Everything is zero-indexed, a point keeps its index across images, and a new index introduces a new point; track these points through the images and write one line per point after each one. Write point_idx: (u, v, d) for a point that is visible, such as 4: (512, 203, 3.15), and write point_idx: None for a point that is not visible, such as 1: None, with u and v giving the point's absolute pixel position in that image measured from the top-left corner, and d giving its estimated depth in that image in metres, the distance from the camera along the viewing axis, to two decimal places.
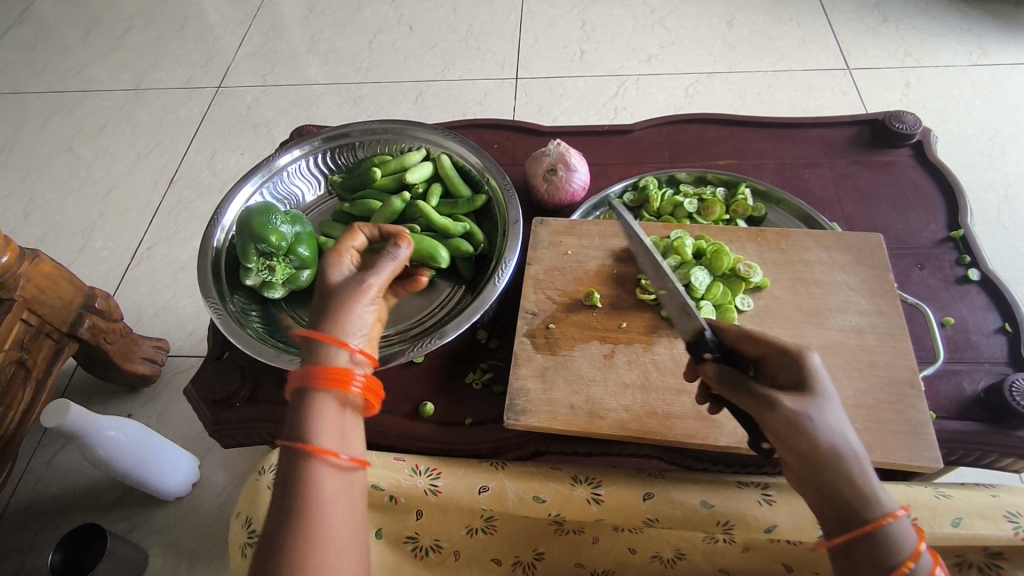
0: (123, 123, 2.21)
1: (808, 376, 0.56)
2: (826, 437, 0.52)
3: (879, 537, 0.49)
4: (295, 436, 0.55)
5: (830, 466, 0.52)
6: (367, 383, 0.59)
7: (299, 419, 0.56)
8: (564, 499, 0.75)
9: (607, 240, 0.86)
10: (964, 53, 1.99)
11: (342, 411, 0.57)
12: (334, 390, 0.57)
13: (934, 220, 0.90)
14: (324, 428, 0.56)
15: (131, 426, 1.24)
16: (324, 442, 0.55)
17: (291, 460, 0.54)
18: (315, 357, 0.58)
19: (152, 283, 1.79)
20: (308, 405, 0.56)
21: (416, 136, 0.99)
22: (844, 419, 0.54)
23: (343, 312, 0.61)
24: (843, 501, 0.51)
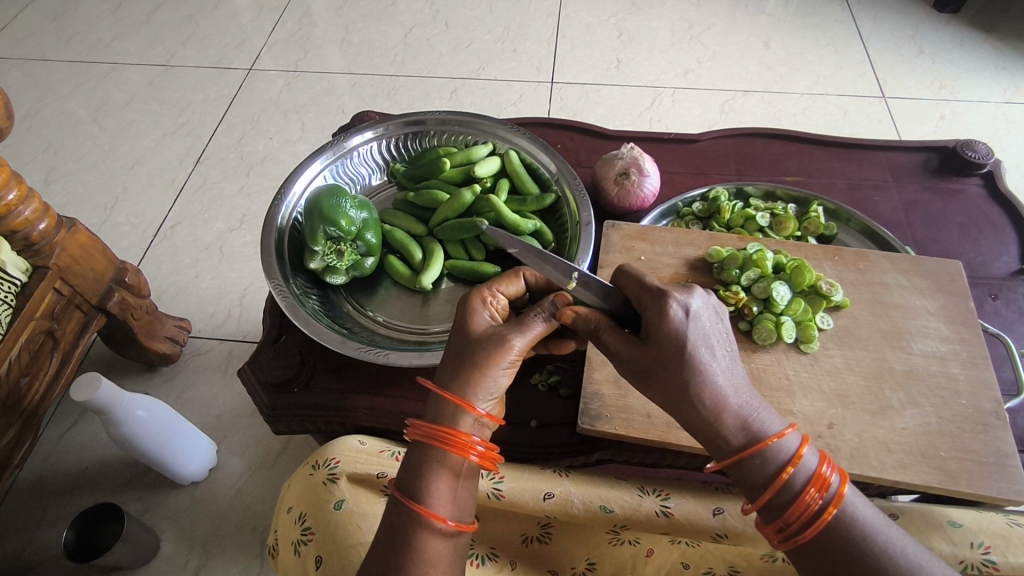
0: (151, 99, 2.18)
1: (663, 324, 0.57)
2: (673, 382, 0.56)
3: (753, 457, 0.55)
4: (409, 492, 0.58)
5: (687, 405, 0.57)
6: (485, 452, 0.61)
7: (416, 478, 0.59)
8: (632, 509, 0.74)
9: (681, 247, 0.84)
10: (1000, 89, 1.99)
11: (457, 476, 0.60)
12: (453, 455, 0.59)
13: (1006, 250, 0.90)
14: (438, 493, 0.58)
15: (157, 405, 1.21)
16: (435, 507, 0.58)
17: (401, 514, 0.58)
18: (444, 418, 0.60)
19: (174, 261, 1.76)
20: (427, 465, 0.59)
21: (485, 129, 0.98)
22: (707, 364, 0.56)
23: (479, 374, 0.60)
24: (706, 431, 0.57)
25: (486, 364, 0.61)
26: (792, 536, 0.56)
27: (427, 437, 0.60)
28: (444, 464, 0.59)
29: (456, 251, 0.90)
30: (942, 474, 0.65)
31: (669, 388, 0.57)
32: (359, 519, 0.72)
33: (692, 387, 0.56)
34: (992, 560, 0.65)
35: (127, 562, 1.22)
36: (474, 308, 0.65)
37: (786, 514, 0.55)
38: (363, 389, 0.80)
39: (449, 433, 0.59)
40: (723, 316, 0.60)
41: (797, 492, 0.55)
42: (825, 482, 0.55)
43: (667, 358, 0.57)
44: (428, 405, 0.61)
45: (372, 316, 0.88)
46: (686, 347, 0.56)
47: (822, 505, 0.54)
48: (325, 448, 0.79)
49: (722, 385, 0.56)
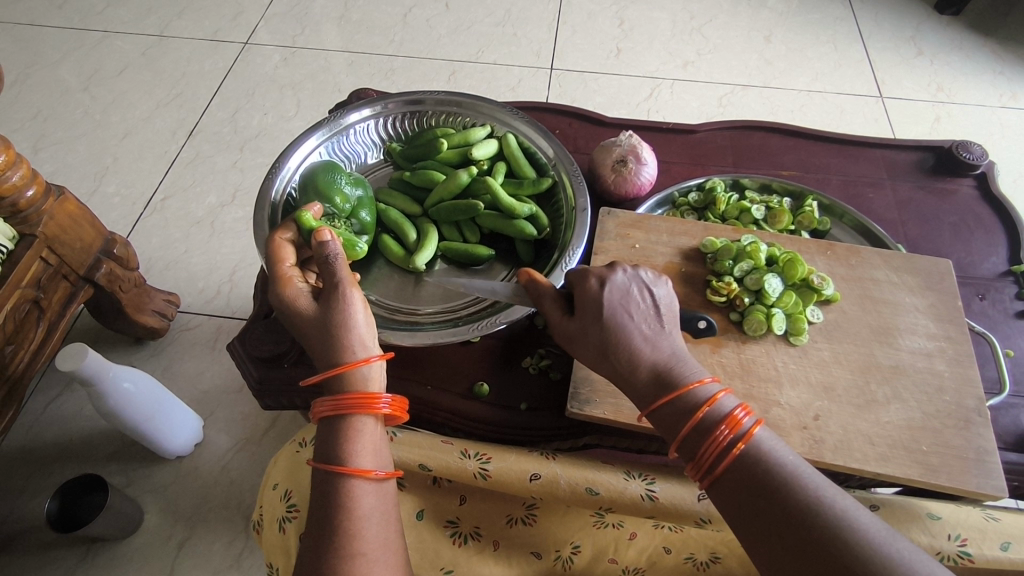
0: (144, 68, 2.14)
1: (581, 295, 0.67)
2: (596, 342, 0.65)
3: (673, 398, 0.60)
4: (332, 459, 0.60)
5: (609, 361, 0.64)
6: (391, 404, 0.63)
7: (335, 444, 0.60)
8: (618, 493, 0.74)
9: (675, 237, 0.84)
10: (996, 94, 2.00)
11: (372, 432, 0.62)
12: (364, 413, 0.62)
13: (995, 251, 0.91)
14: (358, 449, 0.60)
15: (143, 378, 1.20)
16: (359, 461, 0.60)
17: (329, 480, 0.59)
18: (341, 388, 0.62)
19: (164, 235, 1.74)
20: (341, 430, 0.61)
21: (483, 111, 0.97)
22: (618, 322, 0.64)
23: (342, 338, 0.63)
24: (630, 387, 0.63)
25: (347, 323, 0.64)
26: (709, 470, 0.58)
27: (330, 408, 0.62)
28: (358, 423, 0.61)
29: (451, 233, 0.90)
30: (922, 467, 0.66)
31: (596, 346, 0.65)
32: None
33: (614, 342, 0.63)
34: (968, 552, 0.67)
35: (109, 534, 1.22)
36: (290, 291, 0.66)
37: (700, 450, 0.58)
38: None
39: (352, 397, 0.61)
40: (651, 286, 0.67)
41: (711, 429, 0.58)
42: (737, 422, 0.57)
43: (588, 321, 0.65)
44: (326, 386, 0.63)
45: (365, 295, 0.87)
46: (598, 309, 0.65)
47: (731, 441, 0.57)
48: (312, 425, 0.79)
49: (637, 338, 0.63)
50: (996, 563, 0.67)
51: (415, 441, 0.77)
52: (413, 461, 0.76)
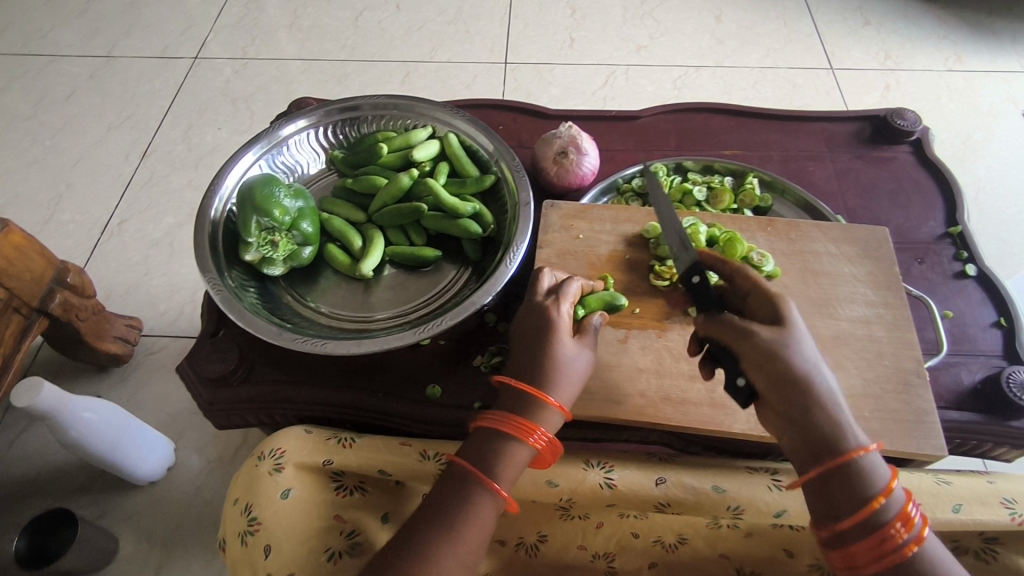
0: (92, 90, 2.10)
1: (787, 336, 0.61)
2: (793, 387, 0.59)
3: (849, 469, 0.55)
4: (479, 466, 0.63)
5: (807, 409, 0.58)
6: (545, 440, 0.65)
7: (489, 457, 0.64)
8: (577, 483, 0.74)
9: (619, 224, 0.85)
10: (942, 58, 2.03)
11: (521, 464, 0.64)
12: (520, 441, 0.64)
13: (933, 215, 0.93)
14: (503, 472, 0.63)
15: (106, 407, 1.19)
16: (499, 482, 0.63)
17: (465, 480, 0.63)
18: (523, 412, 0.65)
19: (123, 259, 1.71)
20: (500, 449, 0.64)
21: (422, 112, 0.97)
22: (819, 375, 0.59)
23: (552, 375, 0.66)
24: (819, 438, 0.57)
25: (564, 373, 0.67)
26: (859, 560, 0.55)
27: (498, 424, 0.65)
28: (513, 450, 0.64)
29: (397, 237, 0.90)
30: (864, 432, 0.68)
31: (793, 393, 0.59)
32: (307, 505, 0.74)
33: (816, 394, 0.58)
34: (921, 517, 0.68)
35: (84, 566, 1.20)
36: (556, 312, 0.69)
37: (866, 539, 0.55)
38: (305, 379, 0.80)
39: (522, 424, 0.64)
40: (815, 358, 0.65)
41: (883, 524, 0.54)
42: (911, 519, 0.54)
43: (784, 366, 0.59)
44: (509, 400, 0.66)
45: (313, 306, 0.86)
46: (801, 359, 0.60)
47: (903, 541, 0.54)
48: (271, 437, 0.77)
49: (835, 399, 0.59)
50: (949, 525, 0.68)
51: (374, 446, 0.76)
52: (371, 466, 0.76)
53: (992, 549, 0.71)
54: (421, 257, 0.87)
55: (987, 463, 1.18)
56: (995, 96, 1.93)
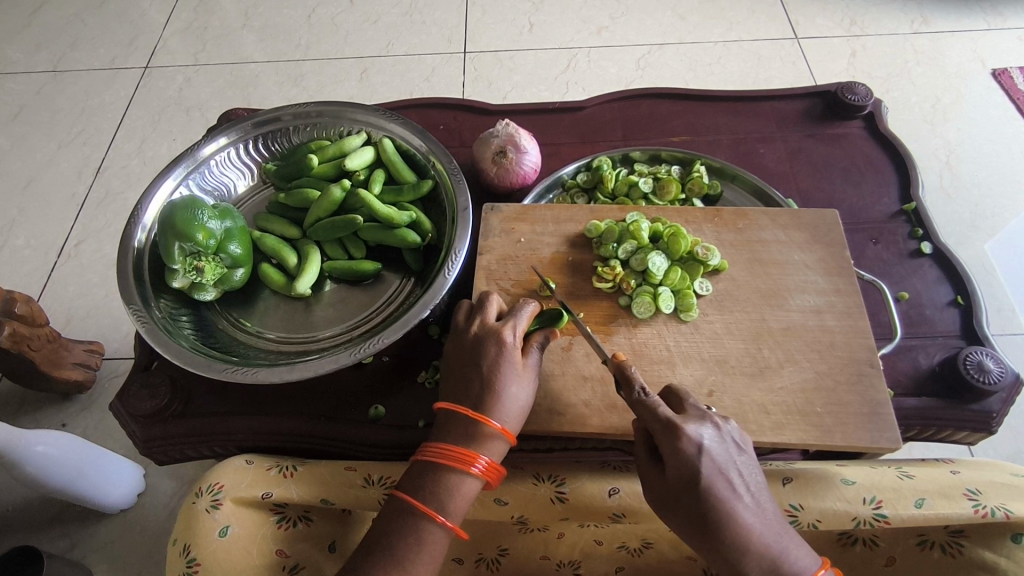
0: (40, 108, 2.03)
1: (687, 462, 0.57)
2: (693, 516, 0.57)
3: None
4: (418, 497, 0.61)
5: (711, 535, 0.57)
6: (490, 468, 0.62)
7: (428, 488, 0.61)
8: (527, 500, 0.71)
9: (561, 225, 0.82)
10: (907, 20, 1.98)
11: (468, 494, 0.61)
12: (461, 469, 0.61)
13: (887, 191, 0.90)
14: (448, 503, 0.60)
15: (66, 439, 1.12)
16: (444, 513, 0.60)
17: (406, 512, 0.60)
18: (460, 439, 0.62)
19: (81, 282, 1.65)
20: (438, 479, 0.61)
21: (354, 119, 0.93)
22: (727, 486, 0.57)
23: (496, 402, 0.63)
24: (724, 562, 0.57)
25: (510, 402, 0.63)
26: None
27: (440, 455, 0.61)
28: (455, 478, 0.61)
29: (334, 251, 0.86)
30: (816, 430, 0.65)
31: (693, 521, 0.57)
32: (246, 543, 0.68)
33: (721, 520, 0.57)
34: (884, 515, 0.65)
35: None
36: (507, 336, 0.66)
37: None
38: (243, 408, 0.77)
39: (460, 452, 0.61)
40: (744, 445, 0.60)
41: None
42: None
43: (684, 492, 0.57)
44: (449, 430, 0.63)
45: (251, 329, 0.83)
46: (701, 483, 0.57)
47: None
48: (206, 474, 0.71)
49: (745, 516, 0.57)
50: (913, 521, 0.64)
51: (315, 475, 0.71)
52: (313, 497, 0.70)
53: (959, 544, 0.67)
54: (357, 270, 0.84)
55: (969, 447, 1.15)
56: (962, 56, 1.89)
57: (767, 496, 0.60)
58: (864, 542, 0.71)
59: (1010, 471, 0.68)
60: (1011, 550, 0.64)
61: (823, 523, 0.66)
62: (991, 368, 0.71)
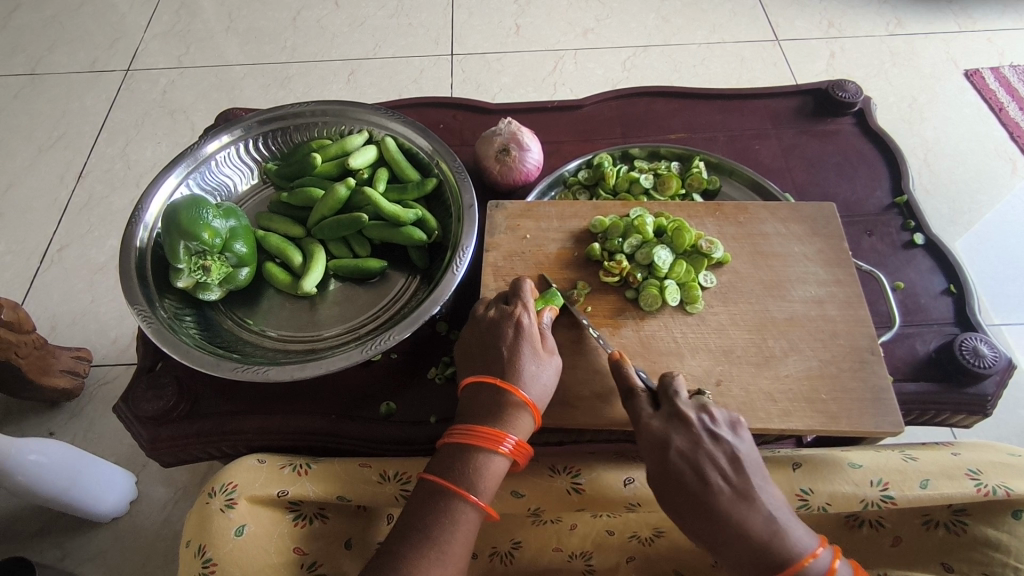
0: (18, 112, 1.98)
1: (664, 444, 0.61)
2: (683, 502, 0.60)
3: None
4: (449, 476, 0.61)
5: (701, 515, 0.59)
6: (518, 446, 0.62)
7: (457, 466, 0.61)
8: (544, 491, 0.71)
9: (566, 221, 0.83)
10: (883, 23, 2.04)
11: (496, 473, 0.62)
12: (489, 448, 0.62)
13: (879, 185, 0.93)
14: (478, 481, 0.61)
15: (59, 447, 1.09)
16: (473, 491, 0.60)
17: (436, 494, 0.61)
18: (488, 419, 0.63)
19: (66, 288, 1.62)
20: (467, 459, 0.62)
21: (357, 118, 0.93)
22: (709, 469, 0.60)
23: (519, 379, 0.64)
24: (721, 541, 0.58)
25: (535, 380, 0.65)
26: None
27: (467, 436, 0.62)
28: (483, 456, 0.61)
29: (339, 250, 0.86)
30: (823, 416, 0.67)
31: (684, 505, 0.60)
32: (262, 541, 0.68)
33: (698, 492, 0.59)
34: (890, 495, 0.67)
35: None
36: (524, 321, 0.68)
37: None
38: (250, 409, 0.76)
39: (486, 431, 0.62)
40: (735, 428, 0.62)
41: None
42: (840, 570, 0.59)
43: (670, 477, 0.61)
44: (474, 409, 0.64)
45: (255, 328, 0.82)
46: (673, 459, 0.60)
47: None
48: (220, 471, 0.70)
49: (725, 489, 0.59)
50: (918, 501, 0.67)
51: (330, 471, 0.71)
52: (328, 494, 0.70)
53: (962, 522, 0.69)
54: (367, 266, 0.84)
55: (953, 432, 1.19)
56: (936, 57, 1.94)
57: (765, 477, 0.61)
58: (870, 524, 0.73)
59: (1008, 450, 0.70)
60: (1011, 526, 0.66)
61: (832, 506, 0.68)
62: (986, 353, 0.74)
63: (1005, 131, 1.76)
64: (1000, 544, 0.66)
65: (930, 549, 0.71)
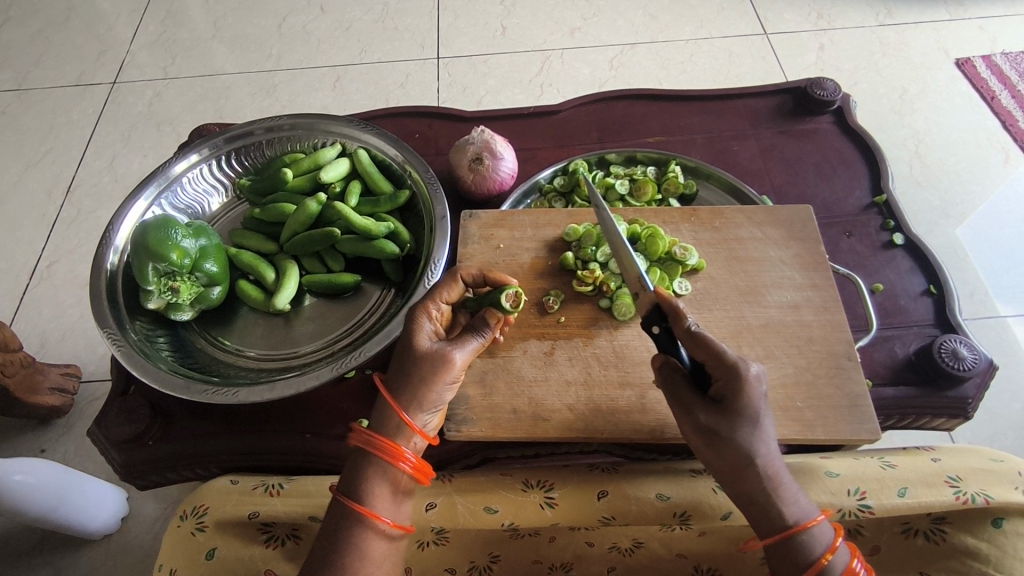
0: (6, 128, 1.98)
1: (747, 403, 0.56)
2: (740, 450, 0.56)
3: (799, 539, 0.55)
4: (352, 495, 0.59)
5: (751, 468, 0.56)
6: (419, 463, 0.62)
7: (359, 482, 0.60)
8: (517, 507, 0.71)
9: (540, 230, 0.82)
10: (872, 14, 2.02)
11: (397, 491, 0.61)
12: (389, 463, 0.60)
13: (859, 184, 0.91)
14: (378, 497, 0.60)
15: (45, 467, 1.08)
16: (380, 511, 0.59)
17: (341, 515, 0.59)
18: (385, 430, 0.62)
19: (56, 303, 1.62)
20: (369, 474, 0.60)
21: (329, 131, 0.93)
22: (768, 422, 0.57)
23: (418, 385, 0.62)
24: (744, 495, 0.57)
25: (435, 381, 0.63)
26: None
27: (368, 450, 0.60)
28: (385, 471, 0.60)
29: (313, 265, 0.85)
30: (799, 425, 0.66)
31: (733, 459, 0.56)
32: (231, 564, 0.68)
33: (757, 452, 0.56)
34: (868, 505, 0.66)
35: None
36: (419, 324, 0.66)
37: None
38: (224, 429, 0.76)
39: (385, 443, 0.60)
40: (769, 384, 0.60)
41: None
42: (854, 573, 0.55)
43: (734, 426, 0.56)
44: (372, 419, 0.63)
45: (230, 348, 0.82)
46: (755, 417, 0.56)
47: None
48: (193, 495, 0.73)
49: (776, 453, 0.57)
50: (896, 510, 0.66)
51: (301, 491, 0.72)
52: (298, 513, 0.70)
53: (942, 531, 0.67)
54: (343, 283, 0.83)
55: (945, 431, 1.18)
56: (927, 47, 1.92)
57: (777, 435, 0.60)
58: (851, 533, 0.70)
59: (990, 456, 0.70)
60: (992, 534, 0.65)
61: None
62: (965, 355, 0.72)
63: (998, 120, 1.74)
64: (979, 553, 0.65)
65: (911, 557, 0.69)
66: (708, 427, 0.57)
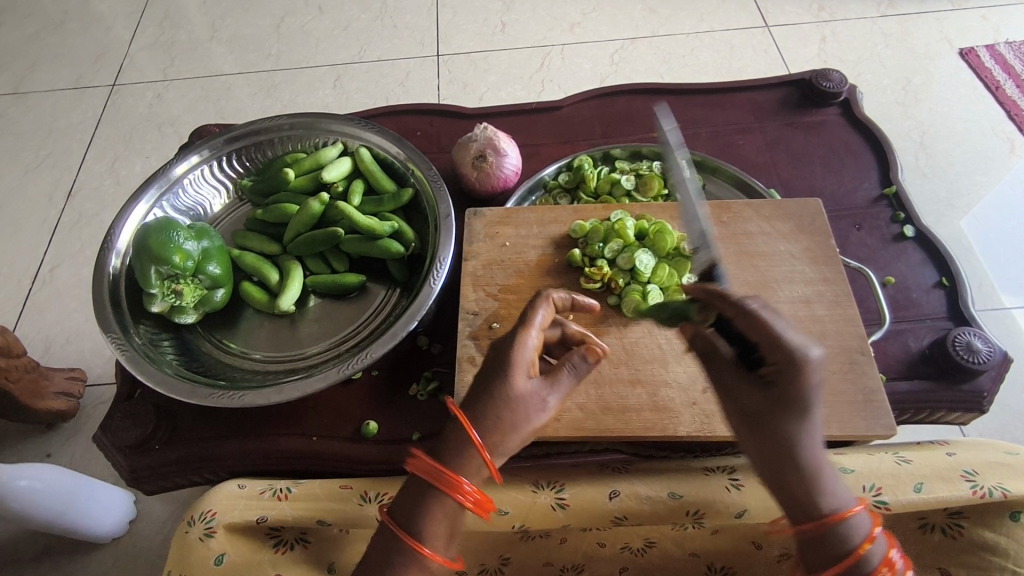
0: (6, 132, 1.98)
1: (803, 390, 0.51)
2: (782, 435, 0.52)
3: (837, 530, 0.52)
4: (406, 526, 0.55)
5: (790, 456, 0.52)
6: (482, 499, 0.56)
7: (416, 514, 0.56)
8: (527, 508, 0.71)
9: (545, 227, 0.81)
10: (873, 4, 2.00)
11: (454, 526, 0.56)
12: (449, 497, 0.56)
13: (867, 176, 0.90)
14: (435, 531, 0.55)
15: (52, 471, 1.08)
16: (432, 548, 0.55)
17: (392, 545, 0.55)
18: (452, 460, 0.56)
19: (59, 308, 1.61)
20: (426, 504, 0.56)
21: (330, 130, 0.92)
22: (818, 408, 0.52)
23: (507, 429, 0.57)
24: (780, 483, 0.53)
25: (528, 426, 0.58)
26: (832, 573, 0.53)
27: (429, 478, 0.56)
28: (442, 504, 0.56)
29: (317, 266, 0.84)
30: None
31: (774, 444, 0.52)
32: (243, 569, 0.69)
33: (801, 442, 0.52)
34: (884, 501, 0.65)
35: None
36: (520, 351, 0.59)
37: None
38: (231, 432, 0.75)
39: (448, 476, 0.55)
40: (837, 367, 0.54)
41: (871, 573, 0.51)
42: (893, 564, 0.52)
43: (777, 411, 0.52)
44: (443, 446, 0.57)
45: (235, 350, 0.81)
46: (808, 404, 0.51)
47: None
48: (200, 500, 0.71)
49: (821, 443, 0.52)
50: (912, 506, 0.65)
51: (309, 495, 0.71)
52: (309, 517, 0.70)
53: (958, 525, 0.67)
54: (348, 284, 0.82)
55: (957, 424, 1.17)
56: (930, 36, 1.91)
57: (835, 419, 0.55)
58: None
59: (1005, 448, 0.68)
60: (1009, 528, 0.64)
61: None
62: (980, 348, 0.71)
63: (1002, 109, 1.73)
64: (997, 548, 0.64)
65: (927, 554, 0.68)
66: (754, 408, 0.53)
